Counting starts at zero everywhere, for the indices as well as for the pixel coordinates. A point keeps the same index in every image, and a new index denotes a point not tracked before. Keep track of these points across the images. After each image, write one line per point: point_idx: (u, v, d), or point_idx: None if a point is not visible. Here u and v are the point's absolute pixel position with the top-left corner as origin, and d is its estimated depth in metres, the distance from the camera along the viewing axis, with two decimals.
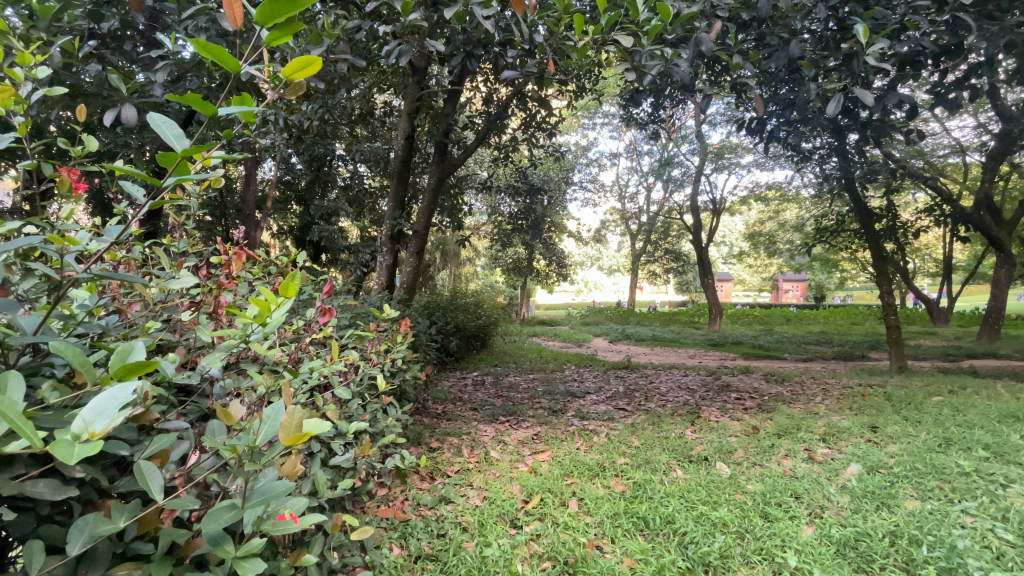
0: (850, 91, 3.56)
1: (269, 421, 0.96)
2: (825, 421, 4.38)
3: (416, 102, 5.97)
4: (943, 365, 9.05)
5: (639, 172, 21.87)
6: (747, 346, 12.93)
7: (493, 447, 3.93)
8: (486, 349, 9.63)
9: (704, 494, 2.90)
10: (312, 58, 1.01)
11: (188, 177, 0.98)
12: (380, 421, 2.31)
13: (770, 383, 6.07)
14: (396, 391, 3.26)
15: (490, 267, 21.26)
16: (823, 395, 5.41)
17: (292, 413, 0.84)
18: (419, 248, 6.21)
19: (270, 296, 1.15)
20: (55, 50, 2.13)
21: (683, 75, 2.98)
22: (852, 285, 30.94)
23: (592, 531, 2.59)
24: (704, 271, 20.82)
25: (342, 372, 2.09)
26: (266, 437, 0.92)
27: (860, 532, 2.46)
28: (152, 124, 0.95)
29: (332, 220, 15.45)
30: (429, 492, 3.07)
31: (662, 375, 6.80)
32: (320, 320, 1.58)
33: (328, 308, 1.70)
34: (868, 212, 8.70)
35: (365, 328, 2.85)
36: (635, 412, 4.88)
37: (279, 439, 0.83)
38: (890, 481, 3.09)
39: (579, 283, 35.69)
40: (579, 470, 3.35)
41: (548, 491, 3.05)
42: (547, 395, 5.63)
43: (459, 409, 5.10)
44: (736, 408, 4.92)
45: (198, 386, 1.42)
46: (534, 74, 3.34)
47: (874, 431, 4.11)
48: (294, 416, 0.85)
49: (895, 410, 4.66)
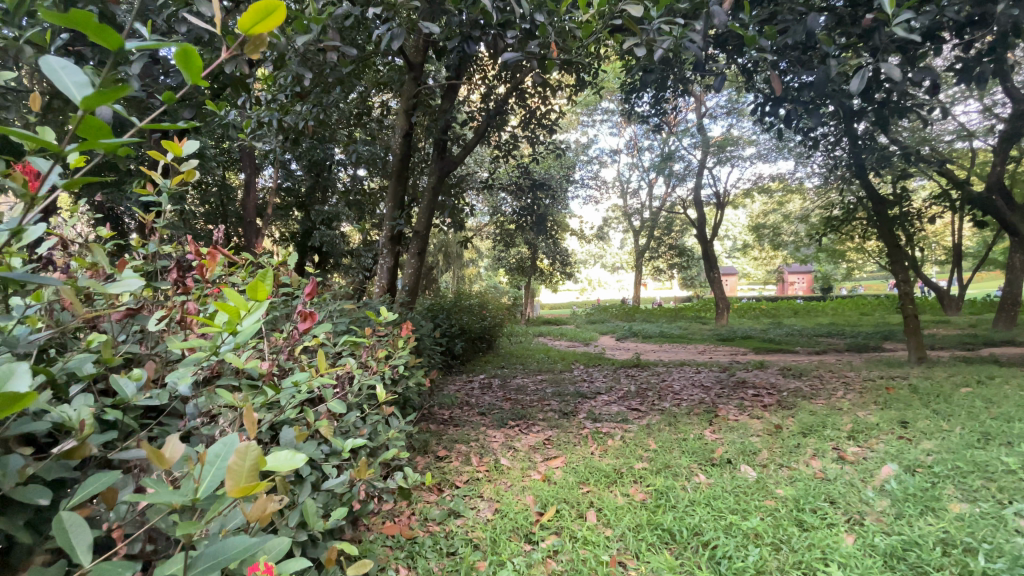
0: (875, 66, 3.36)
1: (217, 461, 0.77)
2: (851, 417, 4.17)
3: (414, 98, 5.76)
4: (962, 355, 8.83)
5: (640, 168, 21.71)
6: (757, 341, 12.72)
7: (503, 454, 3.74)
8: (492, 351, 9.45)
9: (732, 501, 2.70)
10: (270, 0, 0.83)
11: (106, 140, 0.81)
12: (381, 433, 2.13)
13: (786, 377, 5.88)
14: (399, 399, 3.08)
15: (493, 268, 21.14)
16: (844, 389, 5.20)
17: (246, 447, 0.66)
18: (420, 249, 6.00)
19: (238, 300, 0.97)
20: (18, 41, 1.95)
21: (696, 51, 2.80)
22: (859, 275, 30.72)
23: (614, 547, 2.40)
24: (710, 265, 20.61)
25: (336, 382, 1.91)
26: (214, 483, 0.73)
27: (907, 541, 2.28)
28: (44, 70, 0.78)
29: (333, 225, 15.32)
30: (437, 506, 2.89)
31: (674, 372, 6.62)
32: (302, 327, 1.40)
33: (310, 311, 1.49)
34: (880, 199, 8.48)
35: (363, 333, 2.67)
36: (649, 412, 4.68)
37: (225, 489, 0.65)
38: (931, 481, 2.90)
39: (582, 282, 35.53)
40: (595, 477, 3.16)
41: (564, 501, 2.86)
42: (556, 397, 5.42)
43: (466, 414, 4.91)
44: (754, 405, 4.71)
45: (169, 405, 1.25)
46: (536, 56, 3.16)
47: (905, 427, 3.90)
48: (250, 451, 0.67)
49: (923, 403, 4.45)
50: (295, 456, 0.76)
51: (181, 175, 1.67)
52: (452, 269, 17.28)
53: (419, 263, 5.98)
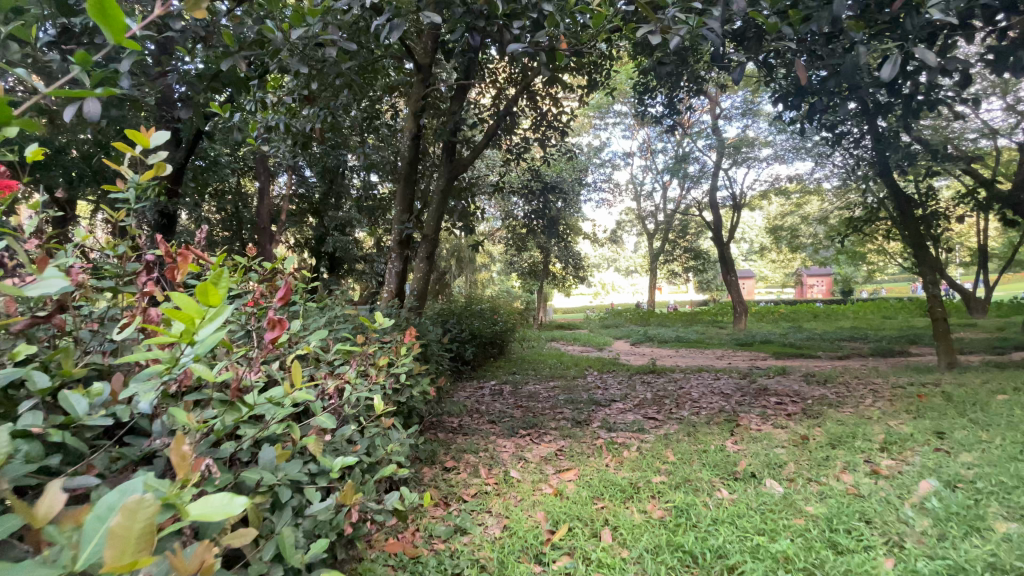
0: (906, 53, 3.16)
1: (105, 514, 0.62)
2: (882, 427, 3.93)
3: (422, 99, 5.62)
4: (993, 359, 8.47)
5: (654, 171, 21.45)
6: (776, 345, 12.40)
7: (513, 465, 3.58)
8: (504, 356, 9.30)
9: (759, 521, 2.50)
10: None
11: None
12: (379, 448, 1.99)
13: (810, 384, 5.63)
14: (403, 408, 2.95)
15: (506, 273, 21.03)
16: (872, 397, 4.96)
17: (137, 502, 0.54)
18: (429, 254, 5.87)
19: (189, 307, 0.83)
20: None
21: (715, 39, 2.64)
22: (880, 278, 30.03)
23: (632, 570, 2.22)
24: (726, 268, 20.25)
25: (330, 394, 1.77)
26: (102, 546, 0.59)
27: (954, 567, 2.07)
28: None
29: (346, 231, 15.35)
30: (442, 522, 2.74)
31: (692, 379, 6.39)
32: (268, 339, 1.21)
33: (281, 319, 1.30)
34: (904, 199, 8.18)
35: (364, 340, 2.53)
36: (667, 422, 4.48)
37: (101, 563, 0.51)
38: (974, 499, 2.68)
39: (596, 286, 35.27)
40: (610, 492, 2.99)
41: (577, 518, 2.69)
42: (569, 405, 5.24)
43: (475, 423, 4.75)
44: (778, 414, 4.49)
45: (134, 422, 1.12)
46: (545, 49, 3.02)
47: (941, 438, 3.66)
48: (147, 503, 0.55)
49: (959, 412, 4.19)
50: (224, 503, 0.64)
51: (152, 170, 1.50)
52: (465, 274, 17.15)
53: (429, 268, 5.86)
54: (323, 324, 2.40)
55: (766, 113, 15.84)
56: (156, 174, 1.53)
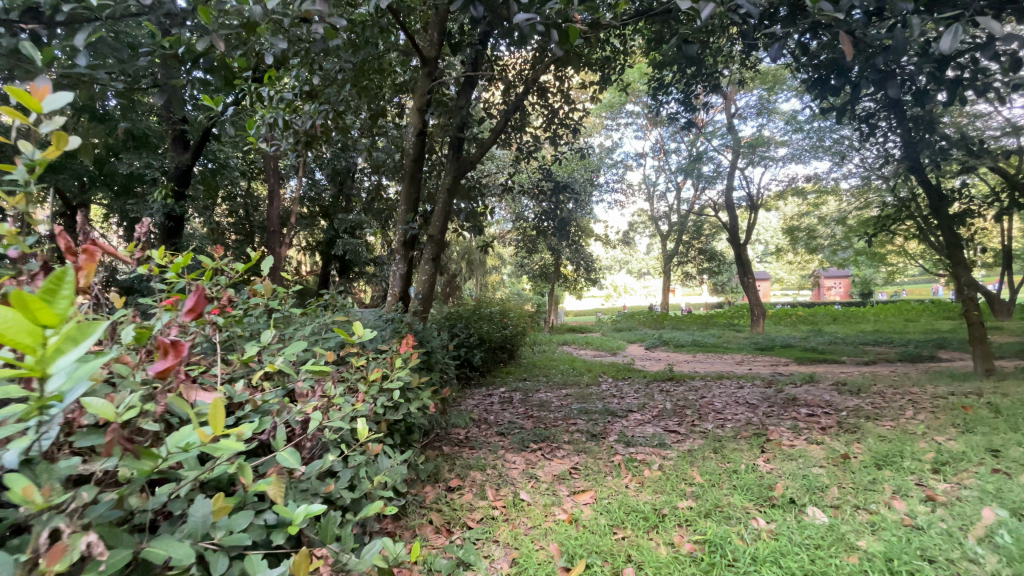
0: (966, 26, 2.82)
1: None
2: (930, 444, 3.57)
3: (428, 94, 5.32)
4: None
5: (667, 171, 21.10)
6: (798, 350, 11.98)
7: (523, 485, 3.28)
8: (514, 361, 9.02)
9: (805, 560, 2.18)
10: None
11: None
12: (364, 481, 1.69)
13: (841, 393, 5.26)
14: (402, 427, 2.66)
15: (517, 275, 20.79)
16: (912, 408, 4.58)
17: None
18: (436, 255, 5.45)
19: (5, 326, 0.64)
20: None
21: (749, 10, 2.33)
22: (901, 279, 29.23)
23: None
24: (743, 270, 19.79)
25: (301, 422, 1.47)
26: None
27: None
28: None
29: (356, 233, 15.19)
30: (444, 553, 2.45)
31: (713, 387, 6.06)
32: (160, 367, 0.93)
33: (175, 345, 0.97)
34: (937, 195, 7.75)
35: (354, 353, 2.25)
36: (690, 435, 4.16)
37: None
38: None
39: (608, 289, 34.93)
40: (632, 519, 2.69)
41: (595, 551, 2.39)
42: (582, 416, 4.93)
43: (484, 434, 4.47)
44: (810, 427, 4.14)
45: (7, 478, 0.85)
46: (557, 28, 2.73)
47: (997, 456, 3.29)
48: None
49: (1013, 426, 3.81)
50: None
51: (54, 145, 1.10)
52: (475, 277, 16.93)
53: (435, 270, 5.45)
54: (307, 334, 2.13)
55: (783, 111, 15.46)
56: (60, 151, 1.12)
